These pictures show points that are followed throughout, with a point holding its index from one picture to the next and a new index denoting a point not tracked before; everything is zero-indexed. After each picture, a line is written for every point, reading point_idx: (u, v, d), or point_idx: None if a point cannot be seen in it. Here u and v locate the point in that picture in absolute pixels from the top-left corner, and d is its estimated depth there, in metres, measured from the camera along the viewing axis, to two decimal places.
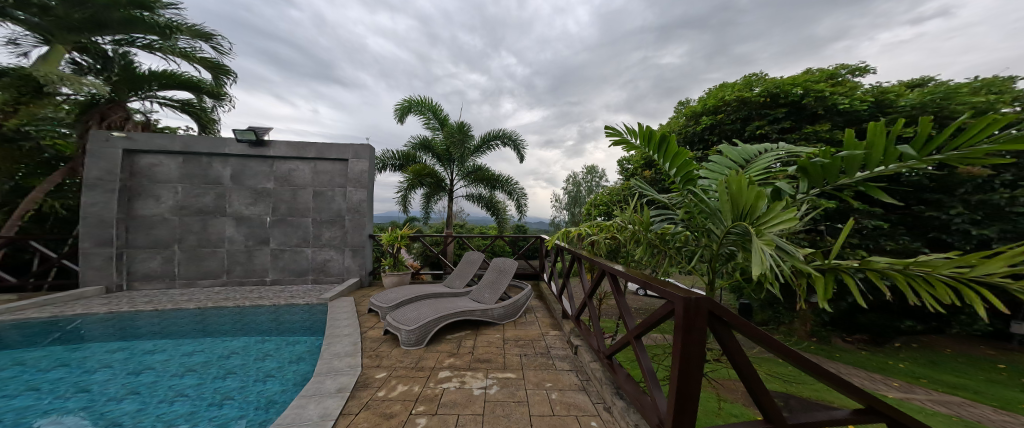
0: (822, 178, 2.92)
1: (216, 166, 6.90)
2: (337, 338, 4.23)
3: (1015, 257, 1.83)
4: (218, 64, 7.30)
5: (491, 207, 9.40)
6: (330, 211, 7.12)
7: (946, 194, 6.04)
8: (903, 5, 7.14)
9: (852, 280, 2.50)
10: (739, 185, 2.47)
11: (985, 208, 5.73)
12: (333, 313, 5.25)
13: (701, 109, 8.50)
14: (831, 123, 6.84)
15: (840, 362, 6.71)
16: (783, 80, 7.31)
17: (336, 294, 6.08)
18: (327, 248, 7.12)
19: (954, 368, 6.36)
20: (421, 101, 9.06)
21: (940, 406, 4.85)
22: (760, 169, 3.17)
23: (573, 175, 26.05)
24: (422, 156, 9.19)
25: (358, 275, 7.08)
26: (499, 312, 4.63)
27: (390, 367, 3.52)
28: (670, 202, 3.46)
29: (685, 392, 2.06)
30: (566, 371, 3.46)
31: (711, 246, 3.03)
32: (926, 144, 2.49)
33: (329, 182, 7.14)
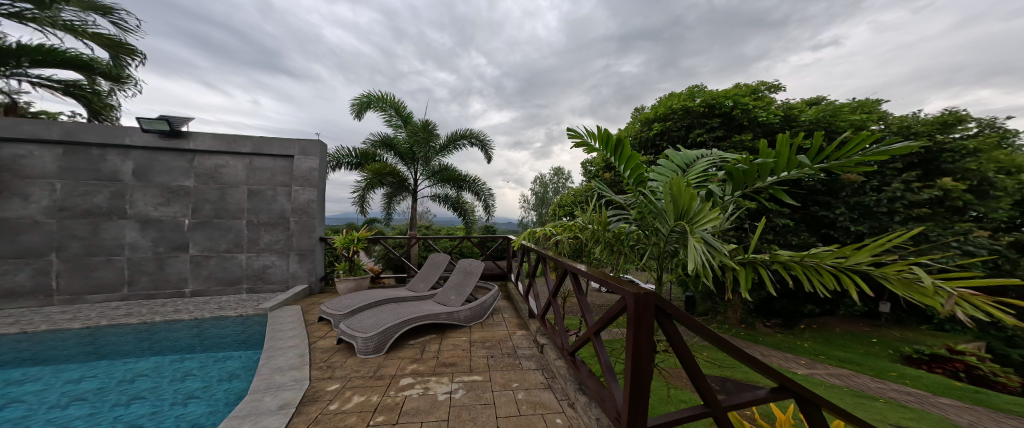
0: (743, 182, 3.20)
1: (113, 160, 5.90)
2: (277, 352, 3.80)
3: (874, 249, 2.21)
4: (117, 42, 6.29)
5: (457, 209, 9.11)
6: (271, 213, 6.43)
7: (833, 197, 7.16)
8: (806, 33, 8.53)
9: (767, 272, 2.81)
10: (678, 187, 2.66)
11: (859, 209, 6.83)
12: (275, 323, 4.73)
13: (653, 116, 9.05)
14: (752, 133, 7.71)
15: (762, 344, 7.59)
16: (719, 93, 8.04)
17: (278, 303, 5.49)
18: (266, 253, 6.42)
19: (841, 343, 7.53)
20: (380, 97, 8.57)
21: (835, 378, 5.69)
22: (698, 172, 3.44)
23: (540, 176, 26.27)
24: (383, 155, 8.59)
25: (307, 281, 6.50)
26: (465, 314, 4.44)
27: (344, 377, 3.27)
28: (622, 201, 3.61)
29: (638, 383, 2.15)
30: (532, 371, 3.46)
31: (656, 244, 3.23)
32: (817, 155, 2.87)
33: (263, 180, 6.43)
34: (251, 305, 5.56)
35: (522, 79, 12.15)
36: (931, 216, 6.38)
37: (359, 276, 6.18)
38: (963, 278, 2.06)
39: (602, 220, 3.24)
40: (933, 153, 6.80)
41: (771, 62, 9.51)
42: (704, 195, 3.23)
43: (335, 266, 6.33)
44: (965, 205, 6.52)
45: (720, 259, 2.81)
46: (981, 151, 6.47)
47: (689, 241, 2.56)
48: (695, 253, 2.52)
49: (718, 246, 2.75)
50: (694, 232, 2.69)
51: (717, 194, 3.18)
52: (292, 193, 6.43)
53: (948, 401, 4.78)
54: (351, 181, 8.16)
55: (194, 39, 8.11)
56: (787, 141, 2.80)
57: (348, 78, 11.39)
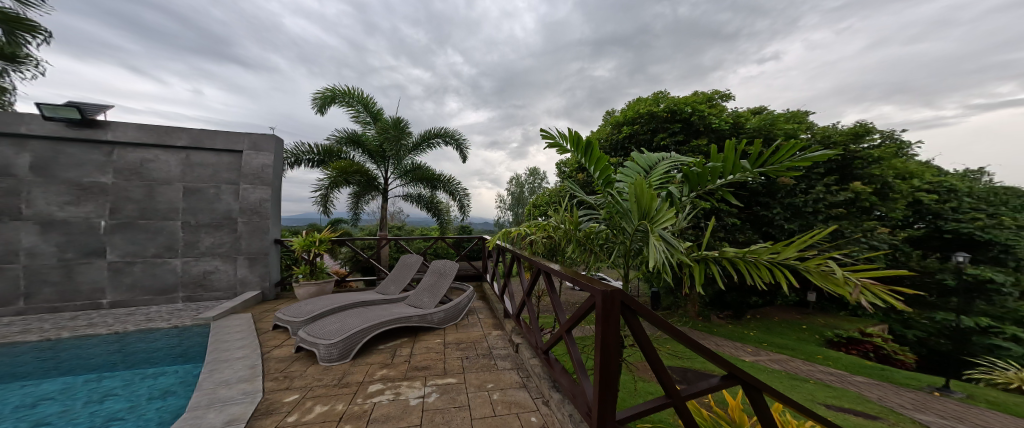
0: (698, 184, 3.39)
1: (5, 151, 5.07)
2: (223, 364, 3.41)
3: (800, 244, 2.45)
4: (14, 17, 5.18)
5: (432, 209, 8.55)
6: (212, 213, 5.74)
7: (771, 198, 7.83)
8: (754, 48, 9.23)
9: (717, 265, 2.98)
10: (641, 188, 2.76)
11: (791, 209, 7.54)
12: (218, 334, 4.23)
13: (623, 119, 9.32)
14: (707, 139, 8.20)
15: (717, 335, 8.12)
16: (680, 100, 8.49)
17: (222, 312, 4.94)
18: (206, 257, 5.77)
19: (777, 331, 8.25)
20: (345, 91, 7.80)
21: (776, 363, 6.23)
22: (660, 174, 3.60)
23: (516, 176, 25.24)
24: (350, 152, 7.94)
25: (259, 287, 5.96)
26: (438, 316, 4.24)
27: (304, 387, 3.01)
28: (594, 202, 3.64)
29: (606, 377, 2.18)
30: (507, 370, 3.36)
31: (621, 243, 3.31)
32: (756, 159, 3.14)
33: (199, 177, 5.76)
34: (189, 314, 5.00)
35: (498, 80, 11.45)
36: (846, 215, 7.33)
37: (322, 280, 5.69)
38: (870, 271, 2.31)
39: (573, 219, 3.27)
40: (848, 158, 7.58)
41: (725, 72, 10.16)
42: (664, 197, 3.38)
43: (294, 270, 5.76)
44: (871, 207, 7.58)
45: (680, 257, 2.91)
46: (883, 159, 7.46)
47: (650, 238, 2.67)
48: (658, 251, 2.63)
49: (675, 244, 2.82)
50: (655, 232, 2.80)
51: (676, 196, 3.33)
52: (241, 192, 5.87)
53: (863, 380, 5.39)
54: (313, 179, 7.36)
55: (116, 17, 6.30)
56: (735, 146, 3.01)
57: (313, 72, 9.38)
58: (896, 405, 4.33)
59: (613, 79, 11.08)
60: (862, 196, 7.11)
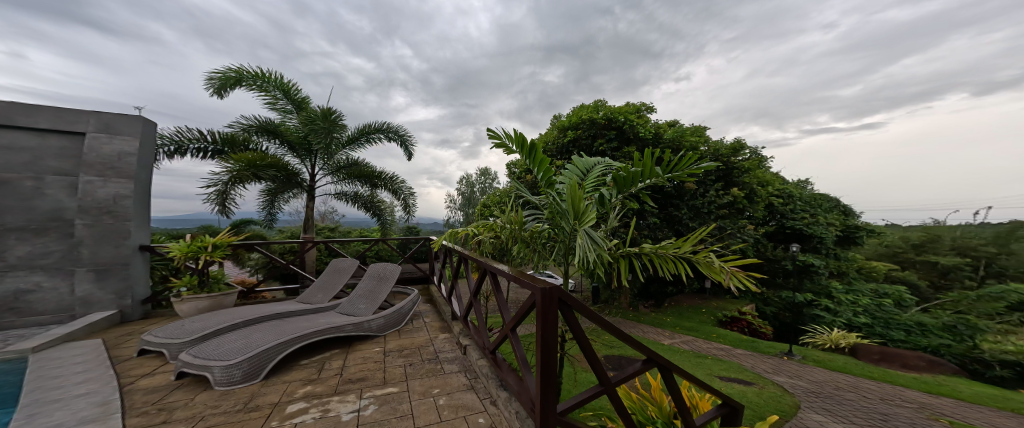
0: (624, 186, 3.58)
1: None
2: (51, 406, 2.60)
3: (696, 238, 2.88)
4: None
5: (370, 207, 8.09)
6: (37, 212, 4.15)
7: (681, 200, 8.54)
8: (672, 68, 10.43)
9: (634, 258, 3.25)
10: (575, 191, 2.93)
11: (698, 215, 8.38)
12: (38, 370, 3.13)
13: (568, 123, 9.76)
14: (636, 146, 8.82)
15: (643, 322, 8.74)
16: (616, 109, 9.11)
17: (48, 341, 3.58)
18: (19, 272, 4.11)
19: (683, 314, 9.25)
20: (255, 75, 6.70)
21: (686, 344, 6.98)
22: (595, 177, 3.78)
23: (466, 177, 24.45)
24: (264, 143, 7.12)
25: (115, 306, 4.50)
26: (378, 323, 4.02)
27: (190, 418, 2.58)
28: (539, 201, 3.65)
29: (547, 371, 2.16)
30: (453, 373, 3.31)
31: (555, 241, 3.43)
32: (669, 166, 3.54)
33: (2, 163, 4.05)
34: None
35: (451, 77, 10.63)
36: (727, 216, 8.67)
37: (217, 292, 4.71)
38: (738, 263, 2.86)
39: (515, 218, 3.25)
40: (730, 167, 8.82)
41: (651, 88, 11.44)
42: (596, 197, 3.50)
43: (173, 283, 4.66)
44: (746, 209, 9.07)
45: (603, 253, 3.05)
46: (750, 170, 8.95)
47: (579, 236, 2.84)
48: (589, 249, 2.82)
49: (597, 240, 2.97)
50: (583, 231, 2.97)
51: (605, 197, 3.48)
52: (81, 186, 4.26)
53: (742, 353, 6.37)
54: (202, 173, 6.35)
55: None
56: (652, 154, 3.31)
57: (214, 48, 7.62)
58: (763, 370, 5.24)
59: (560, 85, 11.36)
60: (739, 203, 8.60)
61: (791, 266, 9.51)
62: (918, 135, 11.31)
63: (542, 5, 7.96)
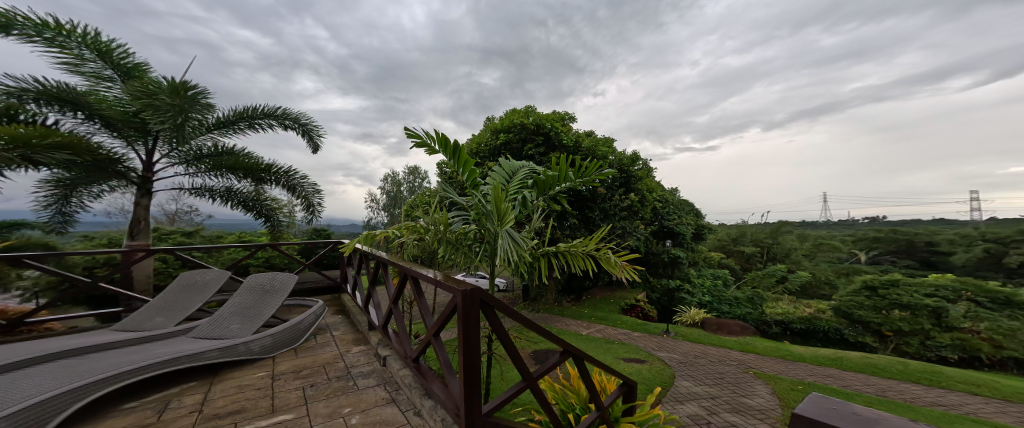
0: (544, 189, 3.42)
1: None
2: None
3: (600, 237, 3.03)
4: None
5: (257, 207, 5.12)
6: None
7: (593, 201, 8.44)
8: (594, 81, 11.12)
9: (552, 253, 3.16)
10: (498, 197, 2.75)
11: (618, 212, 8.47)
12: None
13: (500, 125, 9.20)
14: (562, 150, 8.85)
15: (566, 315, 8.56)
16: (545, 116, 8.90)
17: None
18: None
19: (595, 304, 9.54)
20: (39, 23, 3.79)
21: (597, 331, 7.04)
22: (517, 181, 3.45)
23: (393, 174, 23.14)
24: (45, 116, 3.78)
25: None
26: (261, 344, 2.77)
27: None
28: (464, 203, 3.30)
29: (472, 375, 1.75)
30: (370, 387, 2.52)
31: (476, 241, 3.24)
32: (583, 172, 3.54)
33: None
34: None
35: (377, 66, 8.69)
36: (638, 211, 9.03)
37: None
38: (628, 257, 3.23)
39: (436, 219, 2.92)
40: (628, 175, 8.67)
41: (576, 98, 12.13)
42: (520, 199, 3.24)
43: None
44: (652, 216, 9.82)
45: (527, 249, 3.02)
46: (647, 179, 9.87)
47: (499, 237, 2.75)
48: (514, 246, 2.73)
49: (518, 241, 2.82)
50: (504, 233, 2.85)
51: (529, 199, 3.22)
52: None
53: (639, 334, 6.77)
54: None
55: None
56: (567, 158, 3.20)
57: None
58: (652, 349, 5.79)
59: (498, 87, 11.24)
60: (636, 206, 8.58)
61: (662, 259, 9.89)
62: (736, 159, 16.50)
63: (482, 7, 7.48)
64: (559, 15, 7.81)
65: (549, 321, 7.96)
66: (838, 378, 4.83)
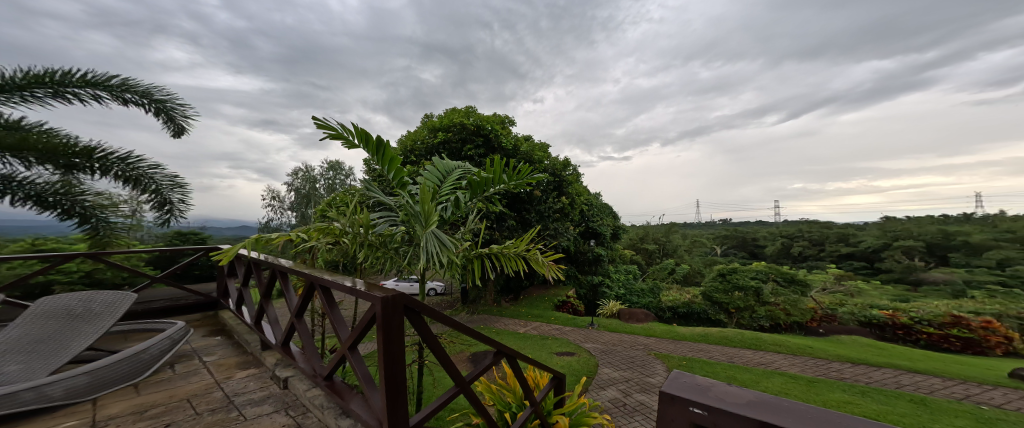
0: (478, 190, 2.92)
1: None
2: None
3: (535, 238, 2.69)
4: None
5: (64, 204, 2.70)
6: None
7: (528, 202, 8.27)
8: (535, 86, 11.41)
9: (486, 259, 2.72)
10: (424, 196, 2.32)
11: (559, 213, 8.81)
12: None
13: (439, 125, 8.70)
14: (500, 154, 8.73)
15: (505, 315, 8.55)
16: (484, 117, 8.63)
17: None
18: None
19: (531, 303, 9.67)
20: None
21: (533, 329, 7.20)
22: (450, 182, 2.91)
23: (303, 169, 20.36)
24: None
25: None
26: (68, 386, 1.71)
27: None
28: (391, 203, 2.79)
29: (395, 399, 1.32)
30: (262, 417, 1.82)
31: (404, 244, 2.76)
32: (519, 175, 3.05)
33: None
34: None
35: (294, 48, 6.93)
36: (573, 210, 9.22)
37: None
38: (556, 257, 2.98)
39: (353, 222, 2.45)
40: (561, 179, 8.93)
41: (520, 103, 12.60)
42: (452, 201, 2.73)
43: None
44: (589, 220, 10.20)
45: (462, 250, 2.66)
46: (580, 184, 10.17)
47: (422, 238, 2.31)
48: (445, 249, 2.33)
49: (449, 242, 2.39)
50: (431, 235, 2.41)
51: (462, 201, 2.74)
52: None
53: (570, 328, 7.10)
54: None
55: None
56: (501, 159, 2.73)
57: None
58: (583, 341, 6.10)
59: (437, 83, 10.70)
60: (568, 209, 8.81)
61: (586, 257, 9.81)
62: None
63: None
64: (503, 20, 7.89)
65: (488, 322, 7.93)
66: (707, 350, 5.48)
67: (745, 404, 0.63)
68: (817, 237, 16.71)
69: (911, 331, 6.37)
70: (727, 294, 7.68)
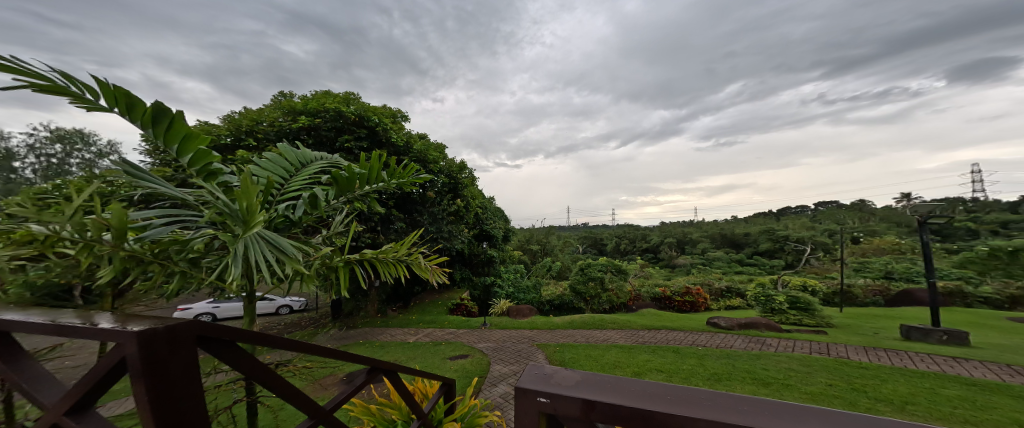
0: (346, 189, 1.99)
1: None
2: None
3: (417, 240, 1.98)
4: None
5: None
6: None
7: (423, 207, 8.00)
8: None
9: (360, 268, 1.84)
10: (247, 189, 1.22)
11: (442, 215, 8.30)
12: None
13: (301, 107, 6.05)
14: (386, 151, 6.67)
15: (391, 326, 7.68)
16: (368, 105, 6.59)
17: None
18: None
19: (423, 310, 8.92)
20: None
21: (424, 336, 6.82)
22: (307, 176, 1.93)
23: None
24: None
25: None
26: None
27: None
28: (188, 198, 1.48)
29: None
30: None
31: (213, 256, 1.45)
32: (397, 171, 2.29)
33: None
34: None
35: None
36: (462, 210, 9.00)
37: None
38: (442, 259, 2.37)
39: (87, 225, 1.06)
40: (456, 182, 8.83)
41: None
42: (304, 198, 1.72)
43: None
44: (478, 222, 10.15)
45: (319, 260, 1.67)
46: (472, 185, 9.62)
47: (237, 245, 1.30)
48: (292, 261, 1.41)
49: (292, 250, 1.45)
50: (255, 238, 1.39)
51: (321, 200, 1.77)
52: None
53: (464, 330, 7.09)
54: None
55: None
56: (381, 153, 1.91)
57: None
58: (473, 342, 6.25)
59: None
60: (462, 212, 8.86)
61: (480, 259, 9.94)
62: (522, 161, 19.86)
63: None
64: None
65: (370, 336, 6.99)
66: (577, 334, 6.20)
67: (573, 384, 0.75)
68: (639, 235, 20.67)
69: (670, 299, 8.97)
70: (585, 284, 8.78)
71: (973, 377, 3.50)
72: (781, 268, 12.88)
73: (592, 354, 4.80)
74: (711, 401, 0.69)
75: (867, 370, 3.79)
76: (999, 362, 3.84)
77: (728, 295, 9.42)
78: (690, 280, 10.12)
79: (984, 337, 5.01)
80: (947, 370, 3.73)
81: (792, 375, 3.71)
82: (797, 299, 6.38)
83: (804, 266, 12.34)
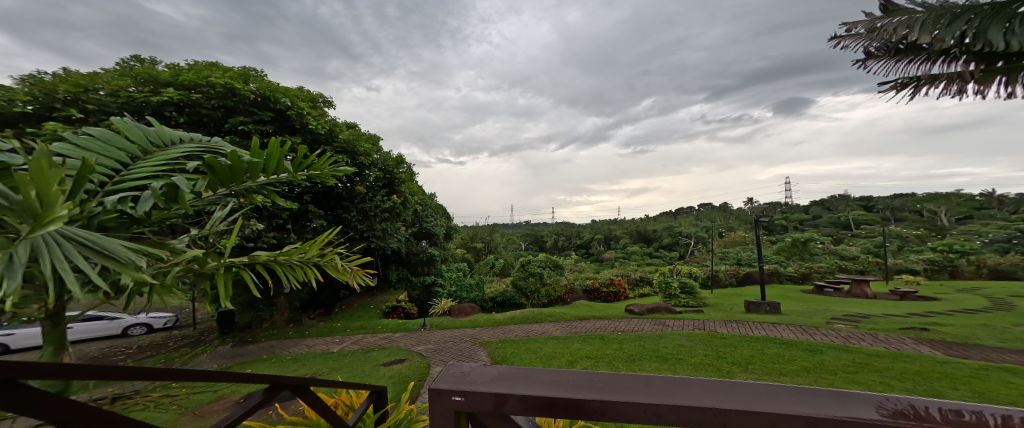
0: (227, 181, 1.50)
1: None
2: None
3: (322, 240, 1.73)
4: None
5: None
6: None
7: (350, 203, 7.54)
8: None
9: (248, 272, 1.45)
10: (41, 176, 0.81)
11: (373, 213, 7.75)
12: None
13: (167, 77, 4.86)
14: (302, 139, 6.01)
15: (310, 336, 6.96)
16: (276, 84, 5.83)
17: None
18: None
19: (352, 315, 8.21)
20: None
21: (355, 344, 6.36)
22: (160, 161, 1.42)
23: None
24: None
25: None
26: None
27: None
28: None
29: None
30: None
31: None
32: (301, 161, 1.89)
33: None
34: None
35: None
36: (400, 208, 8.55)
37: None
38: (363, 260, 2.17)
39: None
40: (392, 176, 8.39)
41: None
42: (153, 188, 1.17)
43: None
44: (416, 221, 9.84)
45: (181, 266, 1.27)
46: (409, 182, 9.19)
47: (15, 251, 0.86)
48: (127, 271, 1.03)
49: (128, 256, 1.07)
50: (55, 238, 0.96)
51: (183, 192, 1.23)
52: None
53: (400, 334, 6.80)
54: None
55: None
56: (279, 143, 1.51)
57: None
58: (411, 344, 6.06)
59: (184, 25, 5.10)
60: (398, 208, 8.39)
61: (419, 258, 9.55)
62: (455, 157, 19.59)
63: None
64: None
65: (282, 349, 6.28)
66: (518, 330, 6.35)
67: (488, 380, 0.78)
68: (568, 233, 21.74)
69: (596, 291, 9.65)
70: (526, 280, 9.02)
71: (787, 337, 4.37)
72: (678, 260, 14.87)
73: (530, 348, 4.94)
74: (606, 380, 0.75)
75: (727, 339, 4.46)
76: (795, 324, 4.93)
77: (642, 284, 10.32)
78: (611, 272, 10.93)
79: (789, 305, 6.44)
80: (768, 333, 4.63)
81: (682, 350, 4.19)
82: (685, 284, 7.19)
83: (692, 257, 14.38)
